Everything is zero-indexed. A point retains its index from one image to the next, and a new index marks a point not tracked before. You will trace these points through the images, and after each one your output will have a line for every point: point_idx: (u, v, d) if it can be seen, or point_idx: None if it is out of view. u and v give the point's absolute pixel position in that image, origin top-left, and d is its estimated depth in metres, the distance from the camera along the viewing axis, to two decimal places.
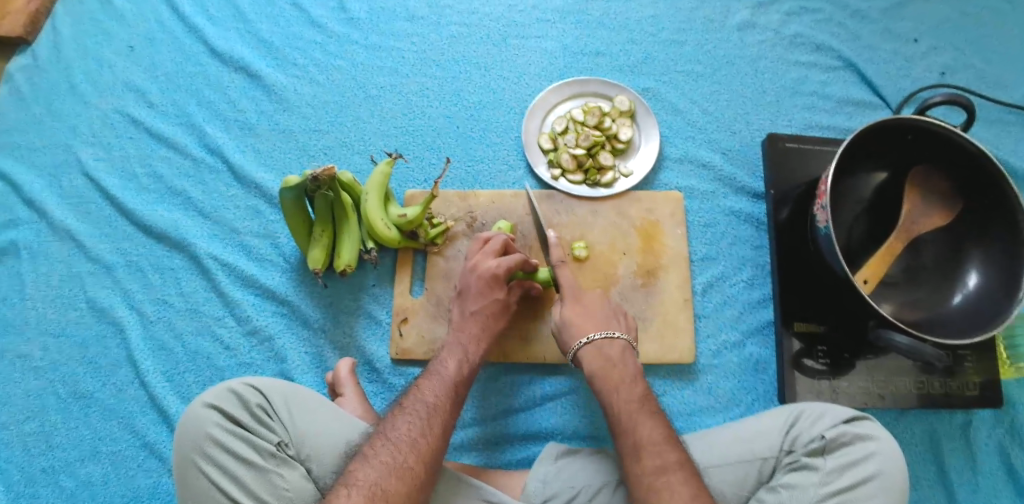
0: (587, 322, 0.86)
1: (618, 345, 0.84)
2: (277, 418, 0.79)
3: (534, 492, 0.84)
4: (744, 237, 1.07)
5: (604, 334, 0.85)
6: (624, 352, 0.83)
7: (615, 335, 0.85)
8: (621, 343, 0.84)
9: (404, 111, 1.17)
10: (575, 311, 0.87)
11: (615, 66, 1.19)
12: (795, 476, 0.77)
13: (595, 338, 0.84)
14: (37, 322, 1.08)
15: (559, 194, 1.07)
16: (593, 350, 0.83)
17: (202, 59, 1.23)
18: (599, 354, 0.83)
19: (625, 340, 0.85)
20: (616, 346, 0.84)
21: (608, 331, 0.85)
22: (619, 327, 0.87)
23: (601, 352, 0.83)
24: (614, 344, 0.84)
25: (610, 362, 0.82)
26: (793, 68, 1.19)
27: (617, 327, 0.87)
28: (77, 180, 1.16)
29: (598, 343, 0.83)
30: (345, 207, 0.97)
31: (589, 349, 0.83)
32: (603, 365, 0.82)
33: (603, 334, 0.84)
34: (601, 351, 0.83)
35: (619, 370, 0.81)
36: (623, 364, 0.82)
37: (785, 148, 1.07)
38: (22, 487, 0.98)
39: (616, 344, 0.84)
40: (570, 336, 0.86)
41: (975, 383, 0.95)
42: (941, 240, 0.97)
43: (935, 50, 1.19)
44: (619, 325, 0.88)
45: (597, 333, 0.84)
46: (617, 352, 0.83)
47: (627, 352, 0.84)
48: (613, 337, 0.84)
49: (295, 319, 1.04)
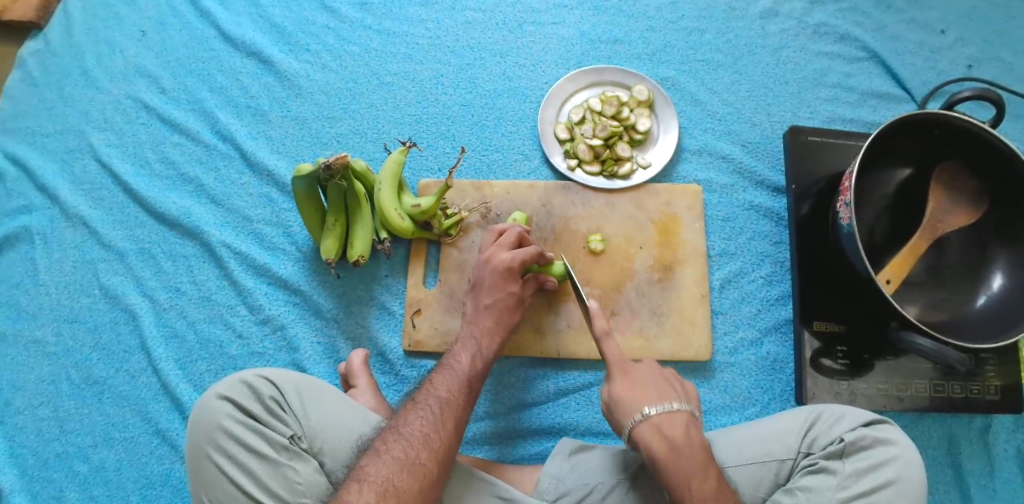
0: (642, 394, 0.78)
1: (680, 421, 0.76)
2: (290, 411, 0.78)
3: (547, 489, 0.83)
4: (763, 232, 1.05)
5: (661, 408, 0.76)
6: (686, 429, 0.75)
7: (675, 408, 0.76)
8: (682, 417, 0.76)
9: (418, 99, 1.14)
10: (626, 383, 0.79)
11: (634, 53, 1.16)
12: (813, 479, 0.75)
13: (654, 415, 0.76)
14: (50, 307, 1.07)
15: (575, 185, 1.05)
16: (653, 429, 0.75)
17: (214, 44, 1.21)
18: (661, 435, 0.74)
19: (686, 412, 0.77)
20: (678, 423, 0.75)
21: (666, 403, 0.77)
22: (676, 396, 0.78)
23: (661, 433, 0.75)
24: (676, 418, 0.76)
25: (675, 446, 0.74)
26: (816, 59, 1.15)
27: (673, 395, 0.78)
28: (88, 165, 1.15)
29: (658, 423, 0.75)
30: (359, 196, 0.96)
31: (648, 427, 0.75)
32: (667, 449, 0.73)
33: (662, 408, 0.76)
34: (662, 430, 0.75)
35: (686, 455, 0.73)
36: (689, 446, 0.74)
37: (808, 141, 1.04)
38: (36, 472, 0.99)
39: (677, 420, 0.75)
40: (624, 412, 0.77)
41: (996, 386, 0.94)
42: (967, 240, 0.95)
43: (963, 42, 1.15)
44: (676, 390, 0.79)
45: (655, 406, 0.76)
46: (680, 431, 0.75)
47: (691, 428, 0.76)
48: (673, 411, 0.76)
49: (307, 309, 1.04)
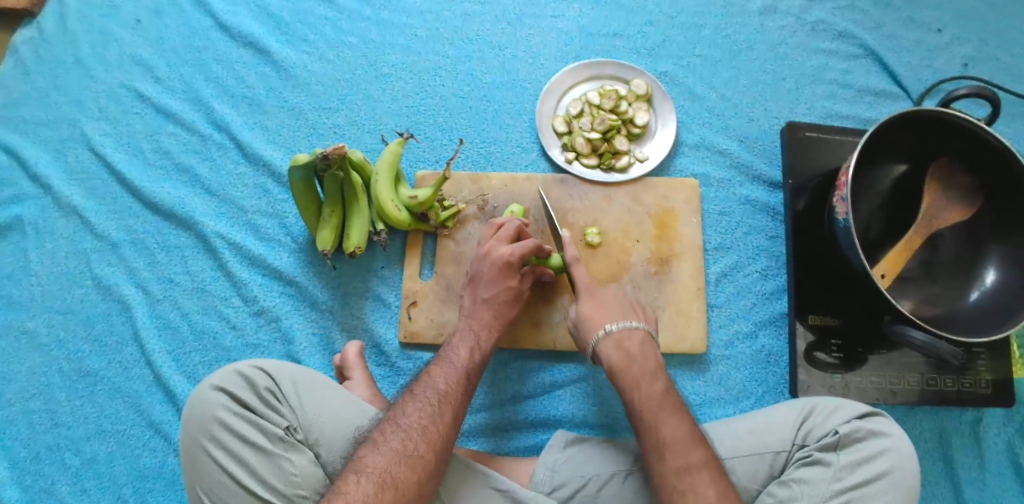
0: (605, 313, 0.85)
1: (638, 337, 0.82)
2: (285, 402, 0.78)
3: (542, 480, 0.83)
4: (760, 227, 1.05)
5: (623, 325, 0.83)
6: (643, 344, 0.81)
7: (633, 325, 0.83)
8: (641, 334, 0.82)
9: (416, 90, 1.14)
10: (593, 304, 0.86)
11: (633, 48, 1.16)
12: (808, 471, 0.76)
13: (615, 331, 0.82)
14: (42, 298, 1.06)
15: (573, 178, 1.05)
16: (612, 342, 0.81)
17: (210, 33, 1.20)
18: (619, 348, 0.81)
19: (643, 330, 0.83)
20: (636, 338, 0.82)
21: (626, 321, 0.83)
22: (637, 317, 0.85)
23: (620, 345, 0.81)
24: (634, 335, 0.82)
25: (631, 356, 0.80)
26: (813, 56, 1.16)
27: (635, 316, 0.85)
28: (82, 155, 1.14)
29: (617, 336, 0.82)
30: (355, 187, 0.95)
31: (608, 340, 0.82)
32: (624, 360, 0.80)
33: (622, 325, 0.82)
34: (620, 343, 0.81)
35: (640, 365, 0.79)
36: (644, 358, 0.80)
37: (804, 137, 1.05)
38: (28, 465, 0.98)
39: (635, 335, 0.82)
40: (589, 328, 0.84)
41: (987, 380, 0.95)
42: (960, 235, 0.96)
43: (959, 41, 1.16)
44: (637, 314, 0.86)
45: (615, 323, 0.83)
46: (637, 345, 0.81)
47: (647, 343, 0.82)
48: (632, 327, 0.82)
49: (303, 301, 1.03)
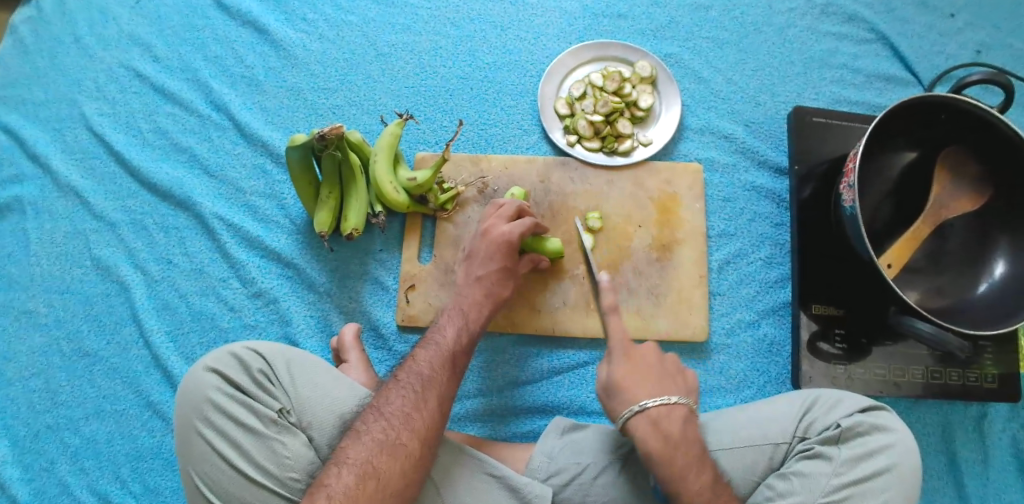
0: (642, 385, 0.77)
1: (678, 415, 0.75)
2: (278, 384, 0.76)
3: (538, 467, 0.82)
4: (764, 214, 1.03)
5: (660, 401, 0.75)
6: (683, 425, 0.74)
7: (674, 402, 0.75)
8: (681, 410, 0.75)
9: (417, 71, 1.12)
10: (628, 372, 0.78)
11: (638, 29, 1.13)
12: (808, 464, 0.74)
13: (651, 407, 0.75)
14: (40, 278, 1.06)
15: (574, 162, 1.03)
16: (649, 423, 0.74)
17: (209, 12, 1.18)
18: (658, 430, 0.73)
19: (684, 407, 0.76)
20: (675, 417, 0.75)
21: (664, 397, 0.75)
22: (676, 389, 0.78)
23: (658, 428, 0.74)
24: (674, 413, 0.75)
25: (672, 441, 0.73)
26: (822, 39, 1.13)
27: (673, 388, 0.78)
28: (81, 135, 1.13)
29: (654, 415, 0.74)
30: (353, 169, 0.94)
31: (643, 418, 0.74)
32: (664, 445, 0.73)
33: (660, 401, 0.75)
34: (658, 424, 0.74)
35: (683, 450, 0.73)
36: (685, 442, 0.73)
37: (812, 122, 1.02)
38: (27, 443, 0.98)
39: (676, 414, 0.75)
40: (621, 401, 0.76)
41: (993, 375, 0.93)
42: (971, 227, 0.93)
43: (973, 27, 1.13)
44: (675, 384, 0.79)
45: (653, 400, 0.75)
46: (677, 426, 0.74)
47: (687, 422, 0.75)
48: (671, 404, 0.75)
49: (300, 283, 1.02)
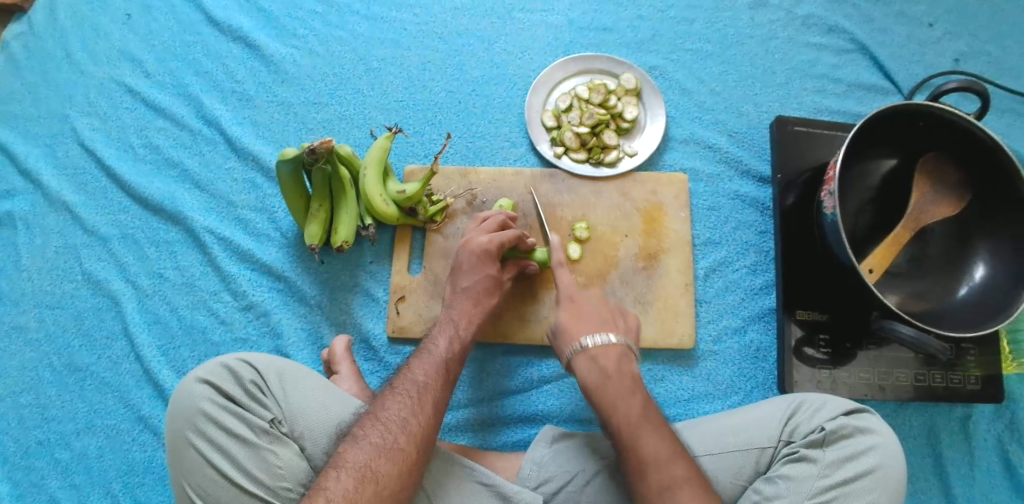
0: (583, 326, 0.83)
1: (615, 352, 0.81)
2: (270, 395, 0.77)
3: (528, 475, 0.82)
4: (748, 222, 1.05)
5: (599, 340, 0.81)
6: (619, 361, 0.80)
7: (612, 340, 0.81)
8: (619, 349, 0.81)
9: (406, 85, 1.14)
10: (571, 318, 0.84)
11: (623, 42, 1.16)
12: (794, 467, 0.75)
13: (591, 347, 0.81)
14: (31, 293, 1.06)
15: (562, 173, 1.05)
16: (587, 359, 0.80)
17: (200, 28, 1.19)
18: (595, 365, 0.80)
19: (623, 346, 0.82)
20: (611, 354, 0.80)
21: (603, 336, 0.81)
22: (616, 330, 0.83)
23: (595, 362, 0.80)
24: (611, 350, 0.81)
25: (606, 373, 0.79)
26: (803, 50, 1.15)
27: (613, 329, 0.83)
28: (72, 150, 1.14)
29: (593, 352, 0.81)
30: (343, 182, 0.95)
31: (583, 357, 0.81)
32: (600, 378, 0.79)
33: (600, 340, 0.81)
34: (595, 360, 0.80)
35: (617, 382, 0.78)
36: (621, 375, 0.79)
37: (793, 132, 1.04)
38: (18, 459, 0.98)
39: (614, 351, 0.81)
40: (566, 341, 0.83)
41: (977, 377, 0.95)
42: (950, 232, 0.95)
43: (950, 36, 1.16)
44: (617, 326, 0.85)
45: (592, 338, 0.81)
46: (613, 362, 0.80)
47: (624, 360, 0.81)
48: (609, 342, 0.81)
49: (291, 295, 1.03)
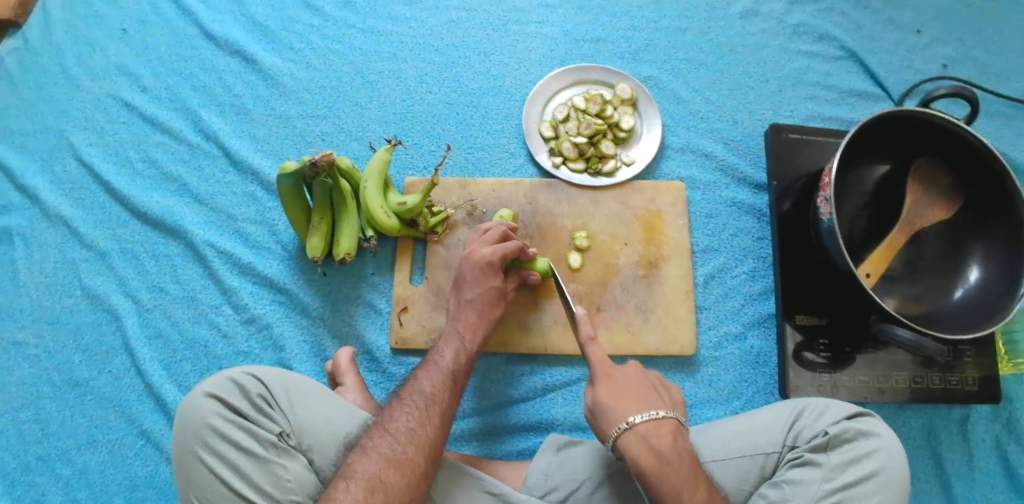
0: (628, 401, 0.77)
1: (665, 429, 0.74)
2: (278, 408, 0.77)
3: (535, 484, 0.83)
4: (745, 228, 1.07)
5: (647, 416, 0.75)
6: (674, 440, 0.74)
7: (663, 416, 0.75)
8: (668, 424, 0.75)
9: (404, 97, 1.15)
10: (610, 388, 0.78)
11: (618, 52, 1.17)
12: (799, 472, 0.76)
13: (639, 424, 0.74)
14: (30, 309, 1.06)
15: (560, 183, 1.06)
16: (638, 439, 0.73)
17: (196, 42, 1.20)
18: (646, 443, 0.73)
19: (674, 421, 0.76)
20: (664, 433, 0.74)
21: (652, 413, 0.75)
22: (662, 403, 0.77)
23: (647, 442, 0.73)
24: (637, 384, 0.79)
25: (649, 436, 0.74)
26: (795, 58, 1.17)
27: (658, 402, 0.77)
28: (70, 165, 1.14)
29: (643, 430, 0.74)
30: (344, 195, 0.96)
31: (632, 436, 0.74)
32: (656, 460, 0.72)
33: (649, 416, 0.75)
34: (647, 440, 0.73)
35: (676, 465, 0.72)
36: (678, 456, 0.73)
37: (787, 139, 1.06)
38: (18, 476, 0.97)
39: (664, 428, 0.74)
40: (610, 420, 0.76)
41: (974, 378, 0.96)
42: (943, 235, 0.97)
43: (938, 42, 1.18)
44: (662, 398, 0.79)
45: (641, 416, 0.74)
46: (668, 442, 0.73)
47: (677, 438, 0.75)
48: (659, 419, 0.75)
49: (293, 308, 1.03)
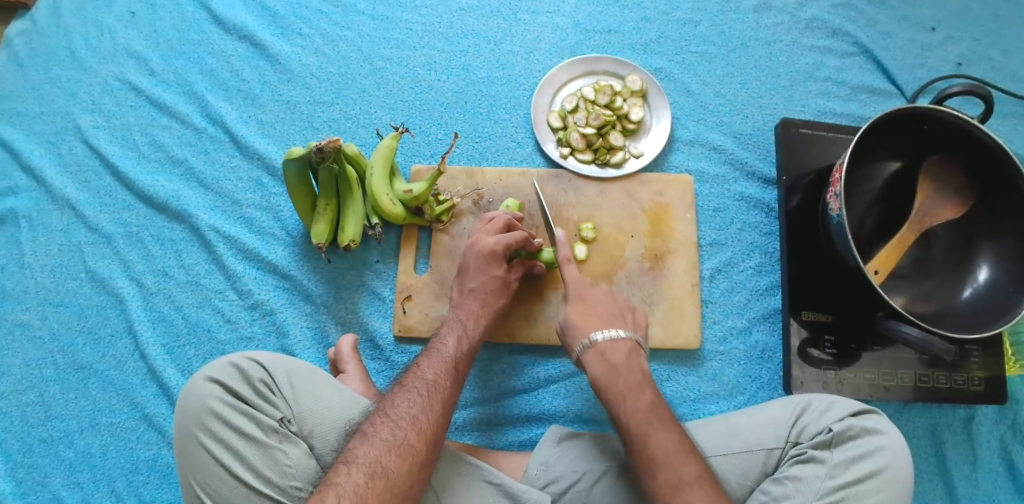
0: (592, 322, 0.83)
1: (624, 348, 0.80)
2: (279, 394, 0.77)
3: (535, 475, 0.83)
4: (753, 223, 1.06)
5: (609, 334, 0.81)
6: (629, 355, 0.80)
7: (621, 335, 0.81)
8: (627, 344, 0.80)
9: (412, 85, 1.14)
10: (580, 310, 0.84)
11: (628, 44, 1.16)
12: (802, 468, 0.76)
13: (599, 341, 0.81)
14: (35, 291, 1.06)
15: (567, 173, 1.05)
16: (596, 353, 0.80)
17: (205, 26, 1.20)
18: (603, 359, 0.79)
19: (631, 340, 0.81)
20: (621, 349, 0.80)
21: (613, 331, 0.81)
22: (624, 325, 0.83)
23: (604, 357, 0.79)
24: (621, 344, 0.80)
25: (612, 363, 0.79)
26: (807, 53, 1.16)
27: (622, 325, 0.83)
28: (76, 147, 1.14)
29: (602, 347, 0.80)
30: (350, 181, 0.95)
31: (592, 352, 0.80)
32: (608, 372, 0.78)
33: (609, 335, 0.81)
34: (604, 355, 0.80)
35: (625, 376, 0.77)
36: (630, 370, 0.78)
37: (798, 133, 1.05)
38: (21, 457, 0.98)
39: (621, 345, 0.80)
40: (575, 337, 0.82)
41: (980, 378, 0.95)
42: (953, 234, 0.96)
43: (953, 40, 1.17)
44: (624, 320, 0.85)
45: (601, 333, 0.81)
46: (621, 357, 0.79)
47: (633, 354, 0.80)
48: (619, 337, 0.81)
49: (297, 294, 1.03)
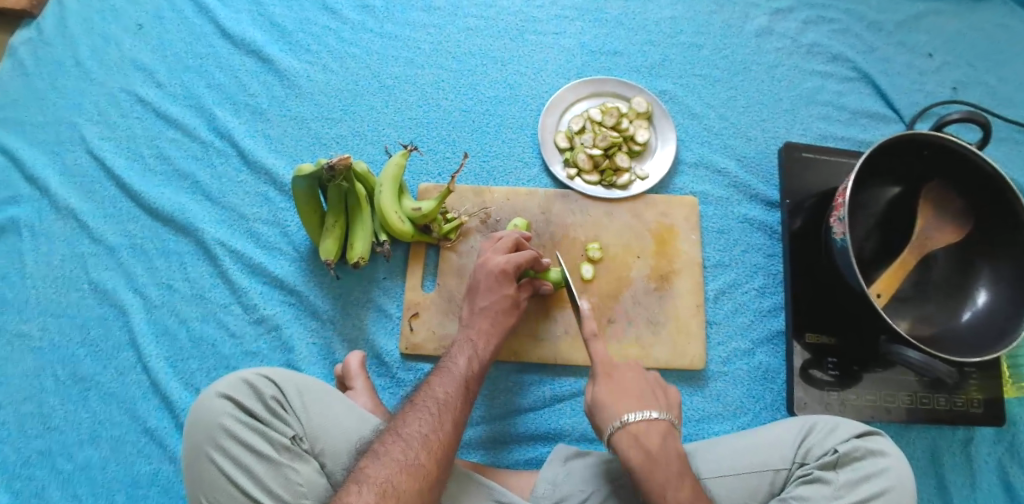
0: (620, 400, 0.77)
1: (658, 430, 0.75)
2: (291, 411, 0.77)
3: (544, 494, 0.83)
4: (756, 245, 1.07)
5: (641, 416, 0.75)
6: (664, 438, 0.75)
7: (654, 416, 0.75)
8: (660, 427, 0.75)
9: (419, 103, 1.15)
10: (608, 389, 0.78)
11: (634, 66, 1.18)
12: (807, 489, 0.77)
13: (632, 422, 0.74)
14: (36, 301, 1.05)
15: (574, 194, 1.06)
16: (629, 438, 0.74)
17: (212, 40, 1.21)
18: (637, 444, 0.74)
19: (665, 422, 0.76)
20: (655, 433, 0.75)
21: (648, 412, 0.75)
22: (657, 405, 0.77)
23: (637, 441, 0.74)
24: (655, 428, 0.75)
25: (652, 455, 0.73)
26: (808, 77, 1.18)
27: (654, 403, 0.77)
28: (80, 158, 1.14)
29: (635, 430, 0.74)
30: (359, 199, 0.96)
31: (626, 435, 0.74)
32: (645, 461, 0.73)
33: (641, 417, 0.74)
34: (639, 439, 0.74)
35: (662, 468, 0.72)
36: (667, 459, 0.73)
37: (799, 157, 1.07)
38: (17, 469, 0.96)
39: (654, 430, 0.75)
40: (605, 419, 0.76)
41: (978, 399, 0.96)
42: (953, 258, 0.97)
43: (949, 66, 1.19)
44: (658, 400, 0.78)
45: (634, 414, 0.75)
46: (658, 442, 0.74)
47: (669, 436, 0.75)
48: (652, 419, 0.75)
49: (303, 310, 1.03)
